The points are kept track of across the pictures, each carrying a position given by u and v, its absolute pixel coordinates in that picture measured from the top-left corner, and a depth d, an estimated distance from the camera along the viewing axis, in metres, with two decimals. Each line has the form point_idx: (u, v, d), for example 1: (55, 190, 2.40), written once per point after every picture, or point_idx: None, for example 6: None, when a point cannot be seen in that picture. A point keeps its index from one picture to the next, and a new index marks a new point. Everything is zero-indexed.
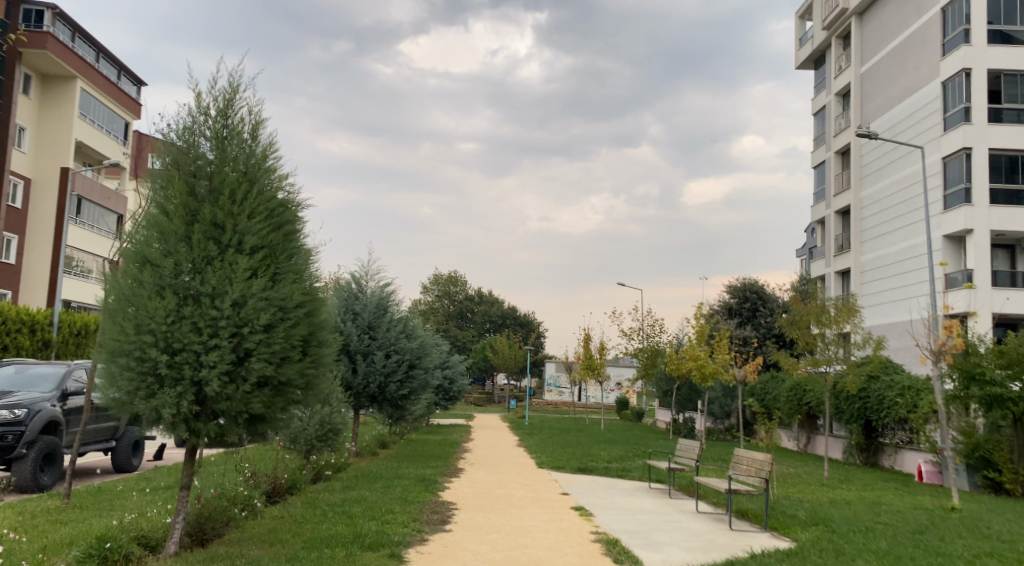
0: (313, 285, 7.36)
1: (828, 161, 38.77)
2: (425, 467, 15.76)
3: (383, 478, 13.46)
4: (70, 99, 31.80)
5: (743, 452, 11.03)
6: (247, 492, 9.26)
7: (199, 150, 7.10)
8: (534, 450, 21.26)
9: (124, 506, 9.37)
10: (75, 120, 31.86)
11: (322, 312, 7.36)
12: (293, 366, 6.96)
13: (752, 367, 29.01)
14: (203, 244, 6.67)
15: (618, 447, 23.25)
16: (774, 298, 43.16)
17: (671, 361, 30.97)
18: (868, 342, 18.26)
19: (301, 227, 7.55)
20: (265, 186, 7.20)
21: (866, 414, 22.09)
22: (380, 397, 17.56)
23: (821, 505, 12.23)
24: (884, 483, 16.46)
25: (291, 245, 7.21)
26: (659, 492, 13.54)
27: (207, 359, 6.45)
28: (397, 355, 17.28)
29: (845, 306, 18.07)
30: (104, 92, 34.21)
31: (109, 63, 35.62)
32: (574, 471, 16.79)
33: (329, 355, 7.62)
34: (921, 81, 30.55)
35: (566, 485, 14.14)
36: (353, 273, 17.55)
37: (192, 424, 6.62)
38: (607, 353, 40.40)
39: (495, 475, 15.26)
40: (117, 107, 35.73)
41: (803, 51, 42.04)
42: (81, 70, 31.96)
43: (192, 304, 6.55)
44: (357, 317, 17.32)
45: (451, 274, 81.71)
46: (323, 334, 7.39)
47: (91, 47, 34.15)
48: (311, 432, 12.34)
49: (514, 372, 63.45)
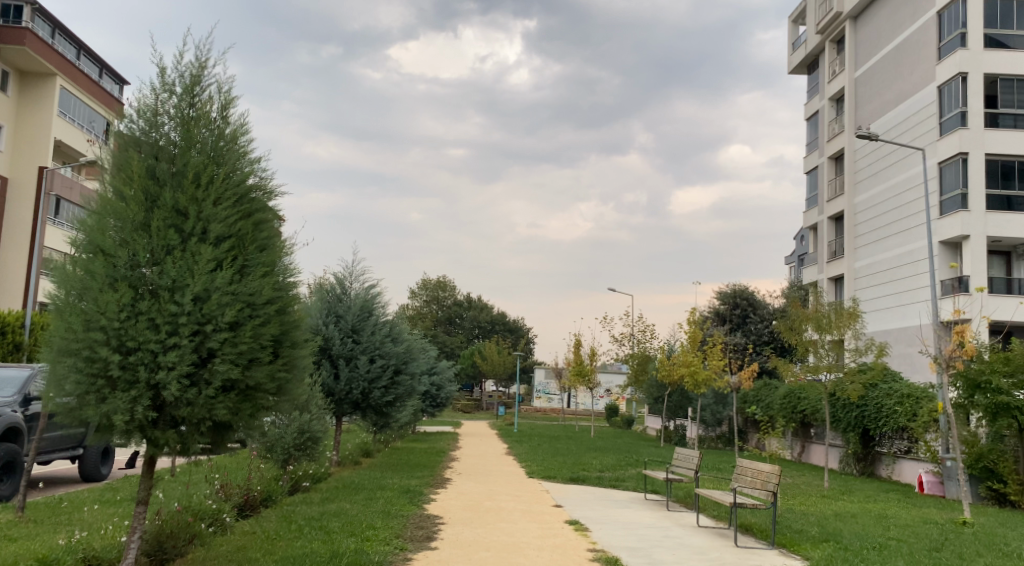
0: (286, 279, 6.71)
1: (821, 166, 38.41)
2: (410, 476, 15.07)
3: (366, 489, 12.77)
4: (50, 97, 30.88)
5: (745, 463, 10.39)
6: (215, 505, 8.60)
7: (161, 130, 6.44)
8: (523, 458, 20.61)
9: (83, 521, 8.68)
10: (55, 119, 31.03)
11: (296, 310, 6.73)
12: (262, 369, 6.30)
13: (746, 374, 28.43)
14: (162, 230, 6.01)
15: (610, 455, 22.63)
16: (764, 305, 42.75)
17: (662, 367, 30.39)
18: (869, 348, 17.59)
19: (274, 217, 6.90)
20: (234, 169, 6.56)
21: (864, 423, 21.54)
22: (364, 403, 16.85)
23: (828, 519, 11.62)
24: (886, 495, 15.88)
25: (262, 235, 6.56)
26: (656, 504, 12.91)
27: (165, 360, 5.78)
28: (381, 361, 16.60)
29: (846, 310, 17.37)
30: (85, 90, 33.39)
31: (91, 62, 34.87)
32: (565, 481, 16.14)
33: (305, 356, 6.98)
34: (916, 85, 30.18)
35: (558, 496, 13.48)
36: (337, 274, 16.88)
37: (148, 432, 5.93)
38: (597, 359, 39.82)
39: (483, 485, 14.59)
40: (97, 106, 34.79)
41: (796, 56, 41.73)
42: (61, 68, 31.15)
43: (148, 299, 5.88)
44: (340, 321, 16.62)
45: (439, 279, 81.05)
46: (298, 334, 6.75)
47: (71, 45, 33.28)
48: (288, 440, 11.68)
49: (502, 378, 62.79)
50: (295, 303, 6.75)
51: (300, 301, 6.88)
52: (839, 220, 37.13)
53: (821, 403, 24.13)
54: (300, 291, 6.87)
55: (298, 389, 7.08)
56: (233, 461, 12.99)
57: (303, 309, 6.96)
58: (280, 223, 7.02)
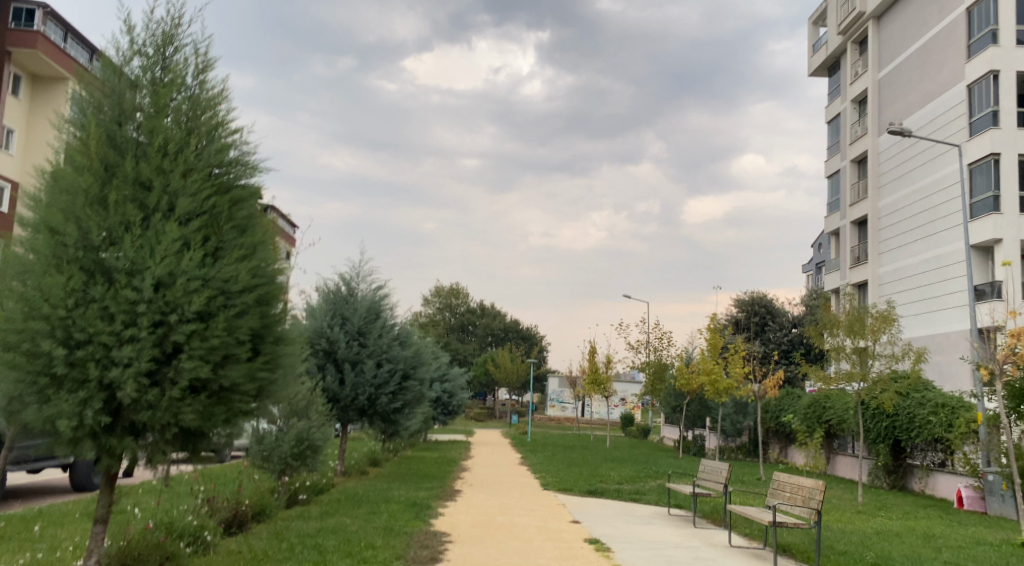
0: (270, 265, 5.85)
1: (844, 169, 37.37)
2: (417, 488, 14.18)
3: (369, 502, 11.91)
4: (59, 102, 30.19)
5: (782, 478, 9.39)
6: (197, 521, 7.72)
7: (125, 93, 5.62)
8: (537, 469, 19.70)
9: (52, 539, 7.92)
10: None
11: (283, 303, 5.91)
12: (239, 368, 5.45)
13: (771, 382, 27.36)
14: (121, 205, 5.18)
15: (628, 466, 21.67)
16: (784, 312, 41.70)
17: (681, 375, 29.41)
18: (908, 354, 16.15)
19: (256, 197, 6.05)
20: (211, 140, 5.73)
21: (895, 433, 20.49)
22: (370, 410, 15.98)
23: (872, 539, 10.63)
24: (926, 511, 14.84)
25: (243, 215, 5.74)
26: (681, 521, 11.94)
27: (120, 355, 4.94)
28: (389, 365, 15.76)
29: (883, 315, 16.03)
30: None
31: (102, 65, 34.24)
32: (581, 494, 15.19)
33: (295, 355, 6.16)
34: (944, 85, 29.14)
35: (576, 511, 12.55)
36: (343, 275, 16.08)
37: (102, 440, 5.10)
38: (612, 367, 38.82)
39: (494, 498, 13.68)
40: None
41: (817, 57, 40.76)
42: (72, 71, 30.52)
43: (102, 283, 5.04)
44: (346, 323, 15.73)
45: (452, 286, 80.16)
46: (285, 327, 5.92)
47: (83, 50, 32.59)
48: (286, 448, 10.82)
49: (515, 387, 61.79)
50: (282, 296, 5.94)
51: (287, 291, 6.06)
52: (862, 225, 36.06)
53: (849, 413, 23.07)
54: (288, 281, 6.04)
55: (286, 392, 6.26)
56: (229, 471, 12.18)
57: (291, 303, 6.15)
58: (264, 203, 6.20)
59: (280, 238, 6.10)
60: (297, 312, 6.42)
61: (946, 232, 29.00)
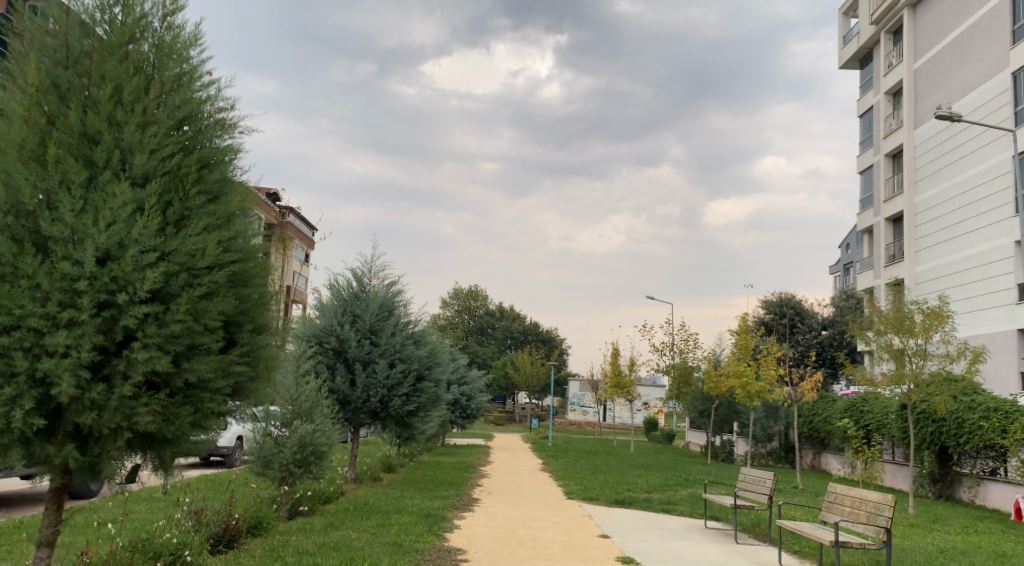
0: (248, 240, 5.11)
1: (877, 164, 36.10)
2: (432, 496, 13.24)
3: (378, 513, 10.99)
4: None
5: (841, 490, 8.32)
6: (178, 538, 6.77)
7: (75, 30, 4.74)
8: (561, 476, 18.73)
9: (21, 556, 7.10)
10: None
11: (267, 289, 5.20)
12: (207, 360, 4.77)
13: (808, 385, 26.16)
14: (62, 162, 4.45)
15: (656, 473, 20.61)
16: (812, 314, 40.63)
17: (709, 378, 28.25)
18: (964, 352, 14.85)
19: (235, 160, 5.27)
20: (179, 89, 4.93)
21: (942, 439, 19.37)
22: (383, 413, 15.03)
23: (938, 558, 9.56)
24: (985, 524, 13.71)
25: (216, 181, 5.00)
26: (721, 536, 10.88)
27: (54, 343, 4.32)
28: (402, 365, 14.81)
29: (934, 311, 14.60)
30: None
31: None
32: (609, 504, 14.18)
33: (282, 350, 5.48)
34: (986, 74, 27.91)
35: (604, 524, 11.53)
36: (354, 271, 15.23)
37: (38, 448, 4.50)
38: (636, 369, 37.65)
39: (516, 508, 12.68)
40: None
41: (848, 50, 39.49)
42: None
43: (37, 255, 4.43)
44: (357, 321, 14.83)
45: (471, 288, 79.24)
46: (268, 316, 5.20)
47: None
48: (287, 455, 9.91)
49: (536, 391, 60.71)
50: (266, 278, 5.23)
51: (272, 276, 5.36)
52: (896, 222, 34.73)
53: (889, 417, 21.94)
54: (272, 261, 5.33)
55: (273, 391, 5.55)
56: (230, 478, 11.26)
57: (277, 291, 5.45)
58: (243, 169, 5.43)
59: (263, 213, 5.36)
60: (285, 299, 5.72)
61: (987, 229, 27.75)
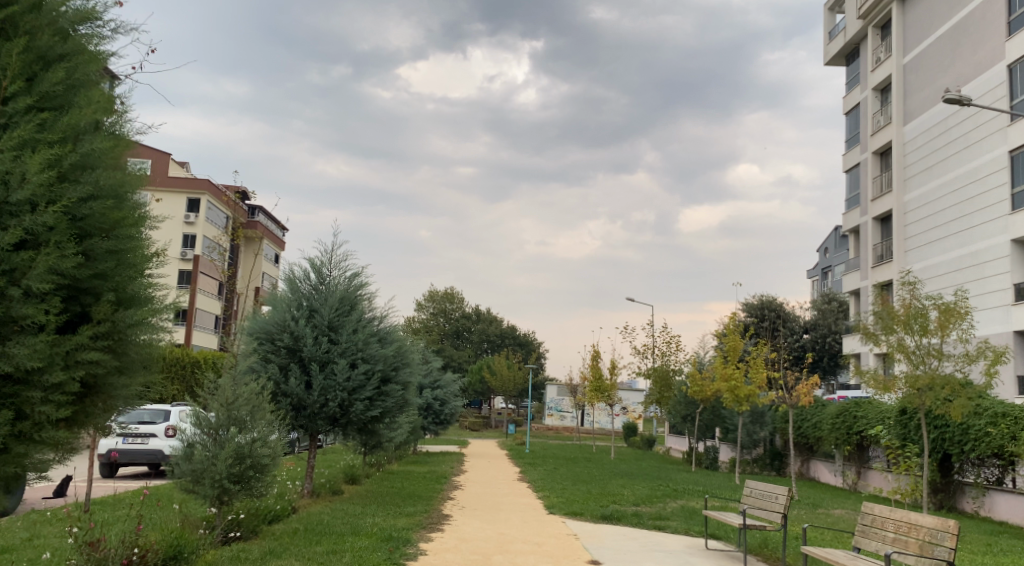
0: (93, 166, 4.77)
1: (864, 162, 35.14)
2: (397, 513, 11.75)
3: (333, 535, 9.48)
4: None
5: (880, 511, 6.99)
6: None
7: None
8: (540, 486, 17.30)
9: None
10: None
11: (131, 243, 4.90)
12: (30, 341, 4.43)
13: (806, 388, 23.89)
14: None
15: (641, 483, 19.23)
16: (795, 317, 39.62)
17: (693, 382, 26.90)
18: (983, 352, 13.52)
19: (92, 54, 4.97)
20: None
21: (944, 446, 18.15)
22: (343, 419, 13.50)
23: None
24: (1008, 542, 12.45)
25: (56, 87, 4.72)
26: (728, 559, 9.50)
27: None
28: (365, 366, 13.27)
29: (949, 307, 13.33)
30: None
31: None
32: (595, 519, 12.75)
33: (153, 337, 5.21)
34: (979, 67, 26.93)
35: (592, 546, 10.11)
36: (312, 259, 13.79)
37: None
38: (617, 373, 36.25)
39: (491, 526, 11.21)
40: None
41: (834, 45, 38.58)
42: None
43: None
44: (315, 316, 13.37)
45: (447, 290, 77.72)
46: (133, 285, 4.95)
47: None
48: (222, 469, 8.43)
49: (512, 395, 59.15)
50: (133, 227, 4.96)
51: (141, 225, 5.07)
52: (883, 222, 33.73)
53: (883, 422, 20.78)
54: (135, 204, 5.02)
55: (142, 383, 5.32)
56: (167, 502, 9.74)
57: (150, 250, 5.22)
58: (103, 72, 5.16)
59: (119, 134, 5.02)
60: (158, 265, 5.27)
61: (980, 227, 26.76)
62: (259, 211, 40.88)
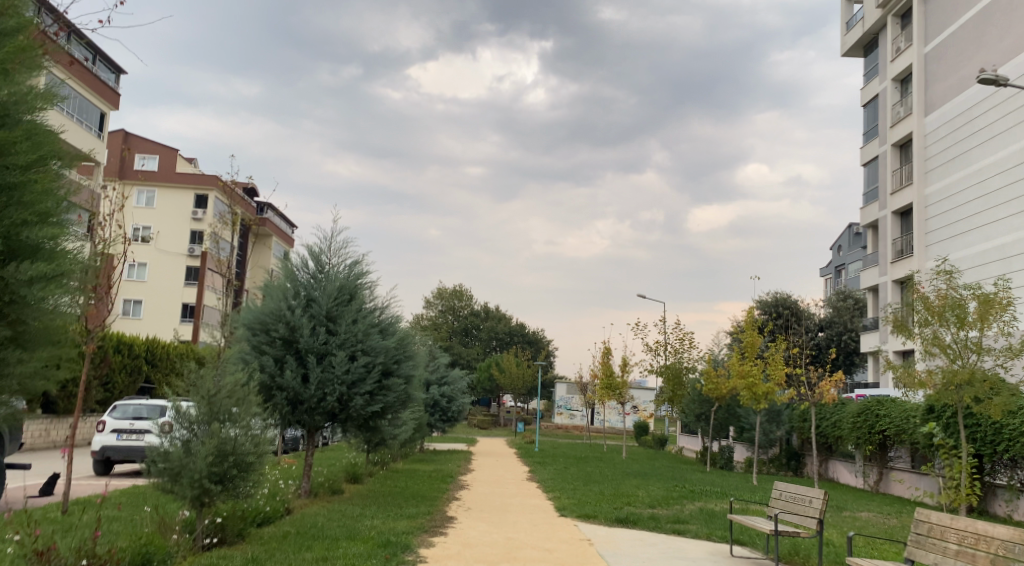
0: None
1: (883, 155, 34.17)
2: (398, 515, 10.96)
3: (326, 540, 8.71)
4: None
5: (937, 520, 6.18)
6: None
7: None
8: (550, 487, 16.50)
9: None
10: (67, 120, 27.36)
11: (27, 176, 5.36)
12: None
13: (830, 386, 22.95)
14: None
15: (655, 483, 18.39)
16: (809, 314, 38.75)
17: (708, 380, 26.04)
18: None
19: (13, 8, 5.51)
20: None
21: (975, 447, 17.23)
22: (342, 415, 12.73)
23: None
24: None
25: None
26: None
27: None
28: (364, 358, 12.50)
29: (988, 297, 12.50)
30: (93, 88, 29.61)
31: (106, 66, 32.46)
32: (609, 523, 11.91)
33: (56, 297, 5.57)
34: (1005, 55, 25.98)
35: (609, 553, 9.28)
36: (312, 246, 13.05)
37: None
38: (629, 371, 35.38)
39: (497, 530, 10.41)
40: (91, 96, 29.70)
41: (851, 36, 37.66)
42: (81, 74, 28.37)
43: None
44: (312, 305, 12.64)
45: (455, 288, 76.93)
46: (30, 239, 5.35)
47: (109, 69, 32.89)
48: (201, 469, 7.71)
49: (522, 393, 58.36)
50: (30, 170, 5.41)
51: (44, 179, 5.49)
52: (904, 216, 32.76)
53: (908, 421, 19.90)
54: (36, 156, 5.46)
55: (46, 348, 5.65)
56: (146, 507, 9.04)
57: (62, 199, 5.69)
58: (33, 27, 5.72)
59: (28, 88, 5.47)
60: (64, 223, 5.69)
61: (1006, 220, 25.83)
62: (266, 205, 40.28)
